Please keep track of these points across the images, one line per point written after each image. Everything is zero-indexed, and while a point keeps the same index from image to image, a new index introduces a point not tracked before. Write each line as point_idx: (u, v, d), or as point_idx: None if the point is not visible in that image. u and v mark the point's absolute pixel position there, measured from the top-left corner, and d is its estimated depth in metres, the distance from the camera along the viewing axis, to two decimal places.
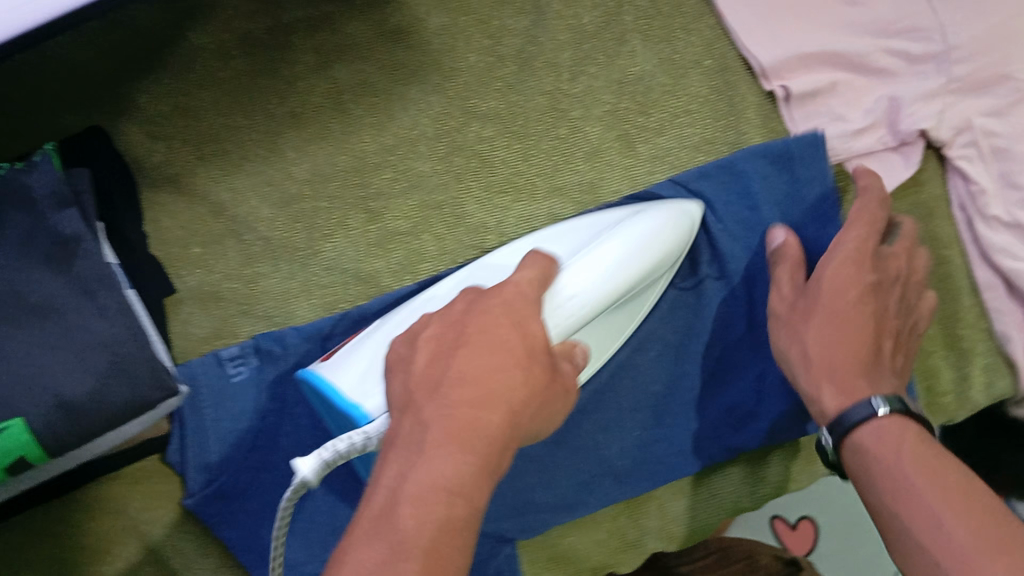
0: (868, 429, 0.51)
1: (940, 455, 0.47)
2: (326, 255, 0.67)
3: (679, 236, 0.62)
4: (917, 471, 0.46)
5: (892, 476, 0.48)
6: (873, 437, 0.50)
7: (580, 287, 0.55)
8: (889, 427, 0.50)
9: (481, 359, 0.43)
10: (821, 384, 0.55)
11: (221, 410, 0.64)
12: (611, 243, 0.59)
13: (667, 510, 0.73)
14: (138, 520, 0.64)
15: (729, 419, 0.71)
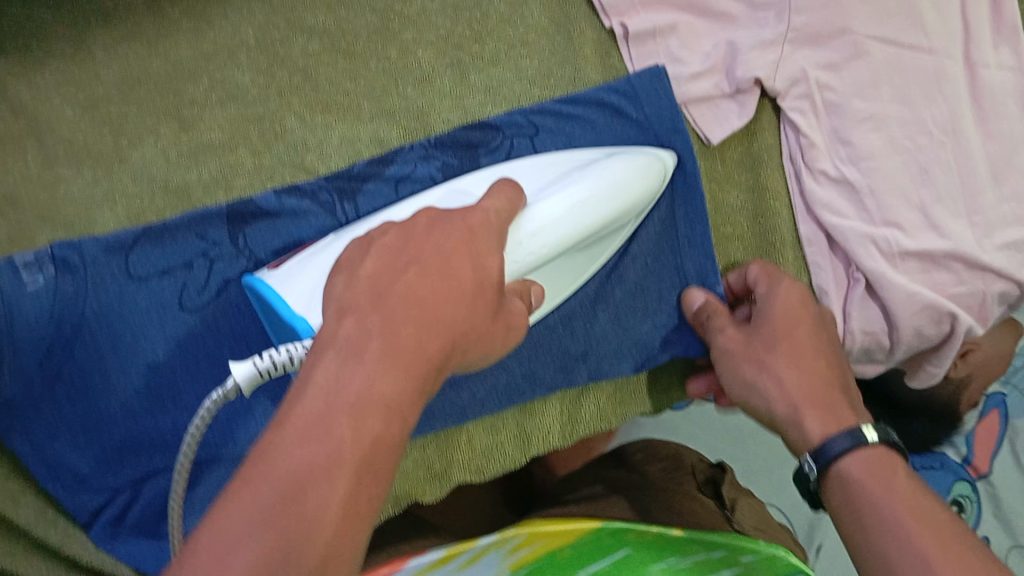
0: (851, 461, 0.51)
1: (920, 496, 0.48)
2: (134, 164, 0.64)
3: (638, 183, 0.60)
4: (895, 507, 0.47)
5: (878, 515, 0.47)
6: (860, 468, 0.50)
7: (536, 221, 0.55)
8: (872, 462, 0.50)
9: (424, 295, 0.42)
10: (805, 411, 0.55)
11: (14, 320, 0.59)
12: (592, 187, 0.58)
13: (477, 443, 0.66)
14: None
15: (552, 366, 0.66)
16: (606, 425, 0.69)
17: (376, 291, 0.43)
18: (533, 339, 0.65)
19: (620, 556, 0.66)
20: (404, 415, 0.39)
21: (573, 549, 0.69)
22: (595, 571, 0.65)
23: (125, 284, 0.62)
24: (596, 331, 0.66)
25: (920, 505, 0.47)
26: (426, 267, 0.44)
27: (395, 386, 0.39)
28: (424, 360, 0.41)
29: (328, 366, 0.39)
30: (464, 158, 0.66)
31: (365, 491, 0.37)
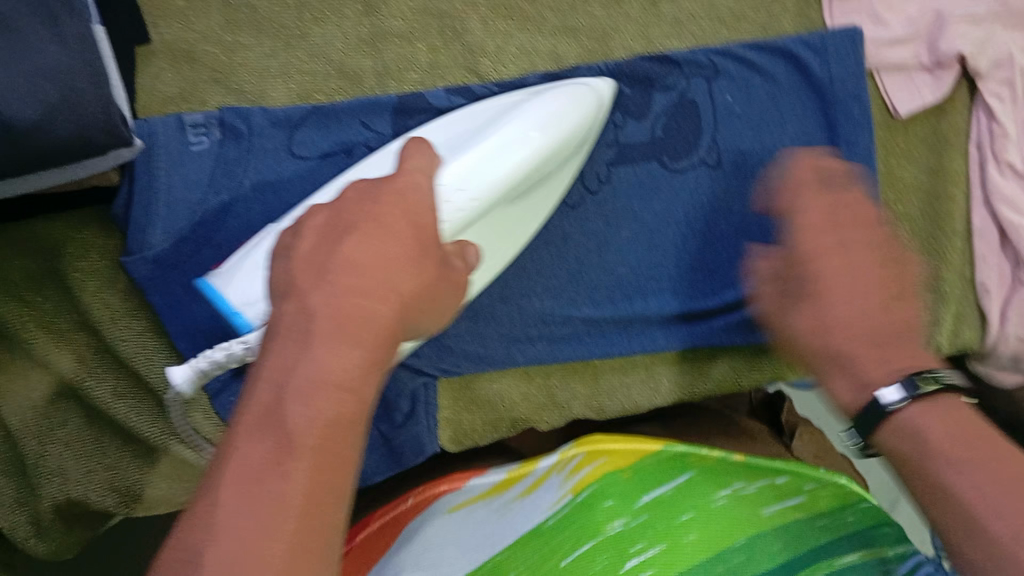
0: (919, 408, 0.44)
1: (1004, 460, 0.41)
2: (314, 40, 0.64)
3: (551, 150, 0.55)
4: (924, 454, 0.43)
5: (926, 466, 0.43)
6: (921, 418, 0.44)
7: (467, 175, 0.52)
8: (931, 411, 0.44)
9: (390, 240, 0.40)
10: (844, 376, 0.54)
11: (176, 173, 0.62)
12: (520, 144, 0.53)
13: (601, 377, 0.64)
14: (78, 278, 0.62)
15: (682, 317, 0.63)
16: (734, 387, 0.64)
17: (318, 265, 0.39)
18: (682, 280, 0.63)
19: (682, 481, 0.63)
20: (360, 390, 0.37)
21: (637, 465, 0.67)
22: (656, 496, 0.62)
23: (285, 159, 0.63)
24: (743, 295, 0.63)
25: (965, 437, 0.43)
26: (387, 247, 0.40)
27: (346, 365, 0.36)
28: (374, 335, 0.38)
29: (277, 359, 0.37)
30: (638, 91, 0.62)
31: (351, 430, 0.36)
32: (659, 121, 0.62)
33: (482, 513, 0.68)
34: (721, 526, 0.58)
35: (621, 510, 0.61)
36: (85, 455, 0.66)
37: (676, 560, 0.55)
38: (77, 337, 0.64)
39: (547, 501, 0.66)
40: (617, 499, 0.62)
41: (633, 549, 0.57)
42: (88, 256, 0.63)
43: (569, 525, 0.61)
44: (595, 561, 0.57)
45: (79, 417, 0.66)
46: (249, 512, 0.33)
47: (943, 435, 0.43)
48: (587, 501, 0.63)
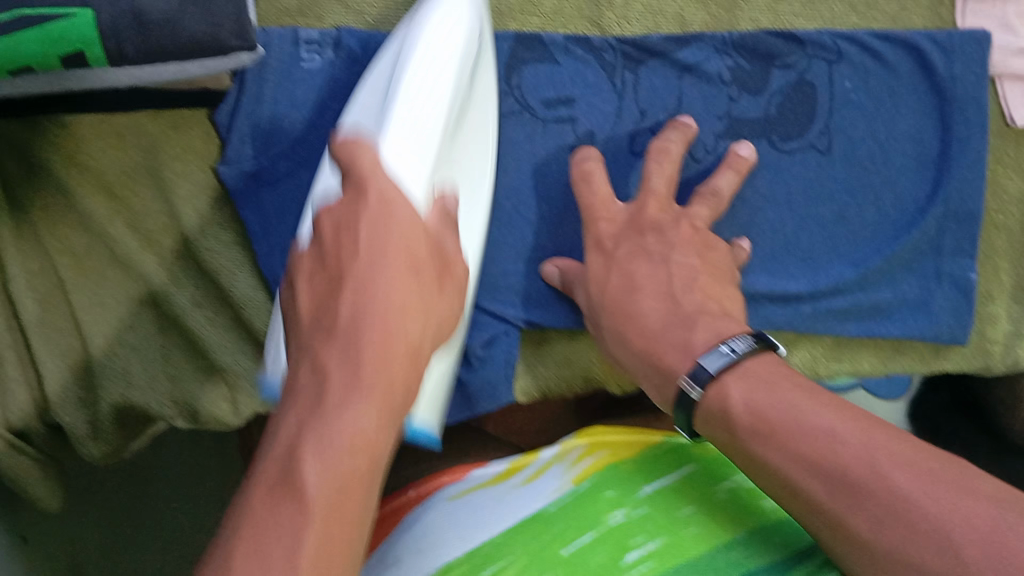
0: (730, 375, 0.49)
1: (807, 410, 0.45)
2: None
3: (406, 96, 0.55)
4: (750, 429, 0.47)
5: (740, 444, 0.47)
6: (738, 384, 0.48)
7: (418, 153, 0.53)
8: (735, 376, 0.48)
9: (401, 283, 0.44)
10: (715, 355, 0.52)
11: (283, 89, 0.62)
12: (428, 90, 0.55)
13: None
14: (170, 172, 0.62)
15: (774, 299, 0.61)
16: (813, 375, 0.64)
17: (324, 306, 0.44)
18: (775, 260, 0.62)
19: (683, 474, 0.61)
20: (381, 442, 0.41)
21: (635, 457, 0.65)
22: (657, 486, 0.61)
23: None
24: (835, 284, 0.62)
25: (776, 411, 0.46)
26: (398, 287, 0.44)
27: (364, 421, 0.40)
28: (387, 388, 0.42)
29: (306, 402, 0.41)
30: (758, 67, 0.62)
31: (383, 439, 0.41)
32: (774, 99, 0.62)
33: (477, 493, 0.63)
34: (717, 523, 0.56)
35: (625, 500, 0.59)
36: (151, 361, 0.64)
37: (671, 553, 0.54)
38: (162, 237, 0.63)
39: (549, 487, 0.63)
40: (620, 488, 0.60)
41: (635, 540, 0.55)
42: (183, 158, 0.62)
43: (573, 513, 0.59)
44: (595, 551, 0.55)
45: (149, 322, 0.64)
46: (294, 494, 0.38)
47: (757, 404, 0.47)
48: (589, 491, 0.61)
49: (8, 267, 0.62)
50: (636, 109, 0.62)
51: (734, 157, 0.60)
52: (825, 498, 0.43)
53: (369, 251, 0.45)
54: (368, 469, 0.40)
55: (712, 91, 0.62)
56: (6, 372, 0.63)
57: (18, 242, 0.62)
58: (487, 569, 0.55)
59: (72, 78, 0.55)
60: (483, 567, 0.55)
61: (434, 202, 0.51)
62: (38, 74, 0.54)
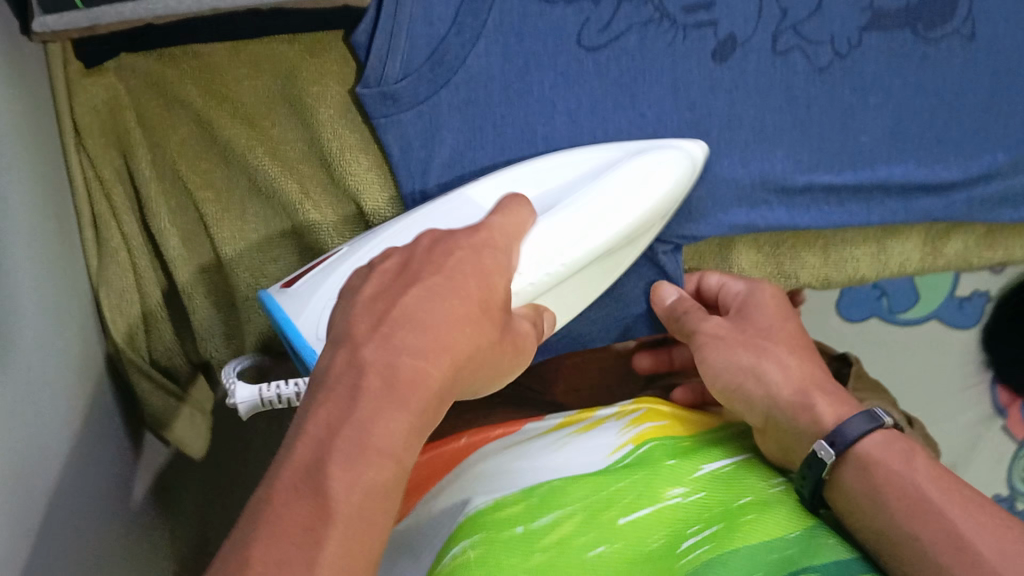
0: (863, 461, 0.50)
1: (950, 508, 0.46)
2: None
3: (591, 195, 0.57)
4: (896, 514, 0.47)
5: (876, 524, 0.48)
6: (873, 458, 0.50)
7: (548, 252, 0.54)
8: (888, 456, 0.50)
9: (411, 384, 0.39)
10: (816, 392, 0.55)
11: (418, 10, 0.58)
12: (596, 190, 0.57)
13: (829, 248, 0.65)
14: (306, 94, 0.60)
15: (925, 191, 0.63)
16: (965, 264, 0.67)
17: (381, 310, 0.42)
18: (925, 152, 0.62)
19: (743, 457, 0.56)
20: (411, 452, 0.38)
21: (699, 434, 0.60)
22: (718, 465, 0.55)
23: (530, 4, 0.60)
24: (989, 171, 0.62)
25: (918, 495, 0.47)
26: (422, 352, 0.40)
27: (397, 429, 0.38)
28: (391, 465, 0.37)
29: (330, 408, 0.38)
30: None
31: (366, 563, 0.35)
32: None
33: (539, 446, 0.59)
34: (781, 513, 0.51)
35: (683, 475, 0.54)
36: None
37: (732, 539, 0.49)
38: (301, 165, 0.62)
39: (604, 449, 0.59)
40: (680, 459, 0.55)
41: (691, 530, 0.51)
42: (321, 84, 0.60)
43: (637, 475, 0.54)
44: (652, 534, 0.51)
45: (289, 257, 0.65)
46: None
47: (912, 490, 0.48)
48: (648, 458, 0.56)
49: (151, 205, 0.61)
50: (777, 8, 0.61)
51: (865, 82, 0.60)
52: (925, 537, 0.46)
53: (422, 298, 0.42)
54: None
55: None
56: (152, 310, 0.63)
57: (160, 181, 0.61)
58: (542, 522, 0.52)
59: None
60: (539, 515, 0.52)
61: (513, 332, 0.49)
62: None
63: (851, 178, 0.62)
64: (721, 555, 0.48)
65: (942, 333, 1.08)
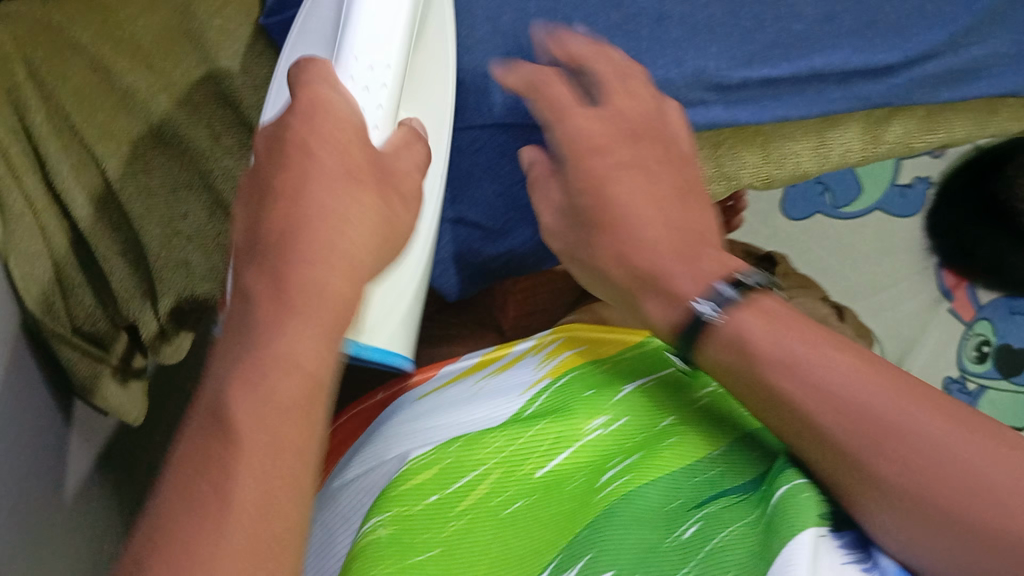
0: (746, 315, 0.46)
1: (801, 340, 0.45)
2: None
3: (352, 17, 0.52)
4: (736, 355, 0.46)
5: (753, 372, 0.45)
6: (752, 317, 0.46)
7: (363, 73, 0.51)
8: (756, 313, 0.46)
9: (337, 197, 0.40)
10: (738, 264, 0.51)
11: None
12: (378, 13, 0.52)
13: (770, 145, 0.63)
14: (209, 29, 0.57)
15: (867, 76, 0.61)
16: (907, 148, 0.64)
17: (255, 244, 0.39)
18: (862, 36, 0.60)
19: (666, 372, 0.58)
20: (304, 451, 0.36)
21: (616, 355, 0.61)
22: (637, 386, 0.58)
23: None
24: (925, 52, 0.60)
25: (800, 368, 0.44)
26: (330, 173, 0.41)
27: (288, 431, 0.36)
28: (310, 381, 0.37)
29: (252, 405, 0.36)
30: None
31: (323, 355, 0.38)
32: None
33: (454, 392, 0.61)
34: (700, 432, 0.53)
35: (601, 405, 0.56)
36: (208, 250, 0.61)
37: (649, 471, 0.51)
38: (209, 108, 0.58)
39: (523, 380, 0.60)
40: (598, 389, 0.57)
41: (612, 463, 0.53)
42: (220, 16, 0.57)
43: (552, 416, 0.55)
44: (574, 476, 0.53)
45: (200, 208, 0.60)
46: (214, 455, 0.34)
47: (786, 353, 0.44)
48: (565, 390, 0.58)
49: (50, 162, 0.56)
50: None
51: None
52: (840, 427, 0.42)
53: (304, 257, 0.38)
54: (312, 392, 0.37)
55: None
56: (69, 277, 0.59)
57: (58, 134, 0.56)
58: (458, 484, 0.53)
59: None
60: (454, 479, 0.53)
61: (403, 125, 0.52)
62: None
63: (789, 66, 0.59)
64: (637, 489, 0.50)
65: (887, 222, 1.10)
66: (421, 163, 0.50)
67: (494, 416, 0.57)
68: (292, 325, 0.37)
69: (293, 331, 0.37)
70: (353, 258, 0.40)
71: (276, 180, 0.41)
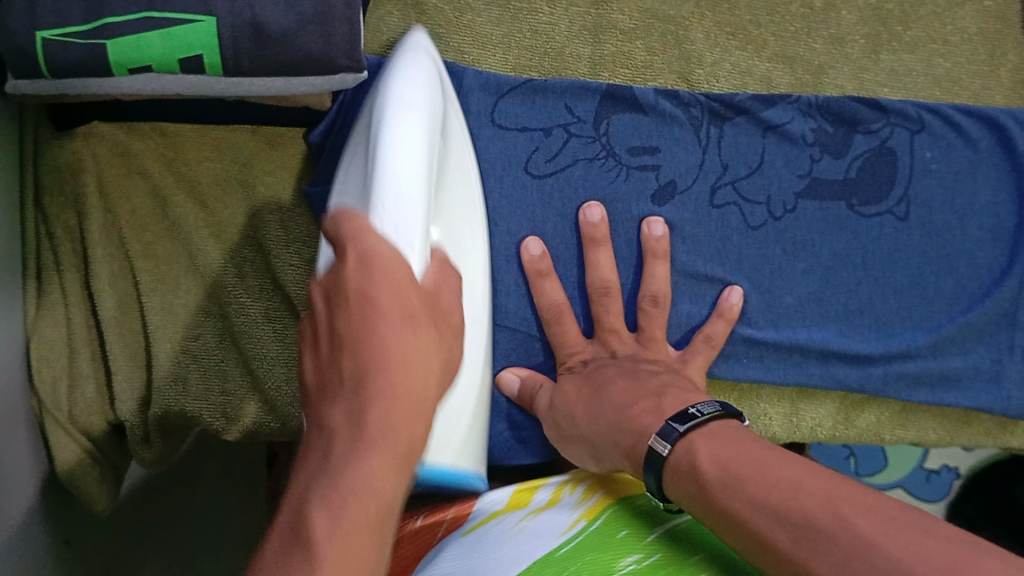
0: (698, 433, 0.49)
1: (773, 469, 0.43)
2: (540, 18, 0.65)
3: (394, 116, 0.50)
4: (715, 475, 0.45)
5: (707, 492, 0.45)
6: (710, 436, 0.48)
7: (399, 216, 0.45)
8: (702, 434, 0.49)
9: (403, 337, 0.40)
10: (740, 434, 0.49)
11: None
12: (397, 157, 0.47)
13: (751, 401, 0.63)
14: (260, 182, 0.64)
15: (843, 358, 0.62)
16: (877, 438, 0.65)
17: (359, 369, 0.39)
18: (848, 324, 0.63)
19: (688, 526, 0.55)
20: (399, 495, 0.38)
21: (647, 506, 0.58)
22: (669, 532, 0.53)
23: (486, 125, 0.62)
24: (905, 352, 0.63)
25: (747, 467, 0.44)
26: (391, 311, 0.40)
27: (386, 484, 0.37)
28: (399, 438, 0.38)
29: (377, 467, 0.37)
30: (841, 130, 0.64)
31: (396, 487, 0.38)
32: (855, 163, 0.64)
33: (492, 531, 0.55)
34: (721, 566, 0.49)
35: (635, 542, 0.52)
36: (207, 373, 0.64)
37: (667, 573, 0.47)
38: (241, 250, 0.64)
39: (560, 527, 0.55)
40: (631, 531, 0.53)
41: (624, 563, 0.48)
42: (276, 174, 0.65)
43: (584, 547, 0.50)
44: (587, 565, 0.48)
45: (211, 336, 0.64)
46: (306, 547, 0.35)
47: (725, 460, 0.46)
48: (600, 534, 0.53)
49: (92, 265, 0.63)
50: (718, 163, 0.63)
51: (789, 241, 0.63)
52: None
53: (388, 339, 0.40)
54: (381, 515, 0.37)
55: (795, 152, 0.64)
56: (78, 369, 0.64)
57: (106, 244, 0.63)
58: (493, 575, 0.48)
59: (152, 78, 0.55)
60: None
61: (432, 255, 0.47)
62: (151, 75, 0.55)
63: (773, 334, 0.62)
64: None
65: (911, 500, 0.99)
66: (456, 297, 0.48)
67: (521, 548, 0.52)
68: (372, 465, 0.37)
69: (374, 471, 0.37)
70: (425, 381, 0.40)
71: (347, 327, 0.41)
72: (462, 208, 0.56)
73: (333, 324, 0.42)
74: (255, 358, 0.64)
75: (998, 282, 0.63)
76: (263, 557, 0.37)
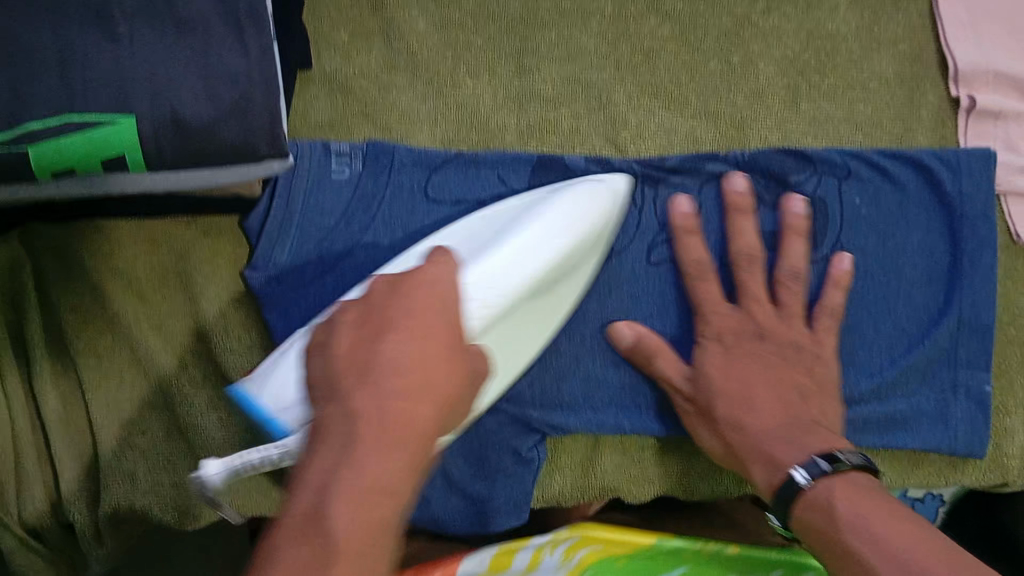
0: (841, 480, 0.53)
1: (875, 521, 0.49)
2: (464, 90, 0.66)
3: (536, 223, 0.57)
4: (833, 534, 0.51)
5: (840, 535, 0.50)
6: (848, 497, 0.52)
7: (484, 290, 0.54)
8: (844, 486, 0.53)
9: (435, 351, 0.42)
10: (875, 492, 0.52)
11: (313, 195, 0.63)
12: (538, 235, 0.57)
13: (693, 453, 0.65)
14: (197, 271, 0.64)
15: None
16: None
17: (366, 363, 0.41)
18: None
19: None
20: (397, 493, 0.39)
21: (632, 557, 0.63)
22: None
23: (419, 201, 0.63)
24: (847, 397, 0.63)
25: (868, 530, 0.49)
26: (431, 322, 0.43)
27: (388, 475, 0.38)
28: (412, 433, 0.40)
29: (381, 463, 0.38)
30: (771, 182, 0.65)
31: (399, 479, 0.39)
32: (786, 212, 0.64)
33: None
34: None
35: None
36: (156, 469, 0.64)
37: None
38: (183, 340, 0.64)
39: None
40: None
41: None
42: (213, 263, 0.64)
43: None
44: None
45: (157, 430, 0.64)
46: (320, 531, 0.36)
47: (846, 516, 0.51)
48: None
49: (34, 366, 0.63)
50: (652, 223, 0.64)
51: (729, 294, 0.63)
52: None
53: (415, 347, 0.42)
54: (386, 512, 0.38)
55: None
56: (24, 471, 0.64)
57: (46, 342, 0.64)
58: None
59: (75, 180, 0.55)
60: None
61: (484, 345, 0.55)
62: (75, 177, 0.55)
63: None
64: None
65: None
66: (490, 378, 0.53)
67: None
68: (382, 458, 0.38)
69: (383, 462, 0.38)
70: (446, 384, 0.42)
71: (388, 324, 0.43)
72: (551, 308, 0.60)
73: (382, 308, 0.44)
74: (201, 448, 0.64)
75: (935, 320, 0.64)
76: (277, 526, 0.38)
